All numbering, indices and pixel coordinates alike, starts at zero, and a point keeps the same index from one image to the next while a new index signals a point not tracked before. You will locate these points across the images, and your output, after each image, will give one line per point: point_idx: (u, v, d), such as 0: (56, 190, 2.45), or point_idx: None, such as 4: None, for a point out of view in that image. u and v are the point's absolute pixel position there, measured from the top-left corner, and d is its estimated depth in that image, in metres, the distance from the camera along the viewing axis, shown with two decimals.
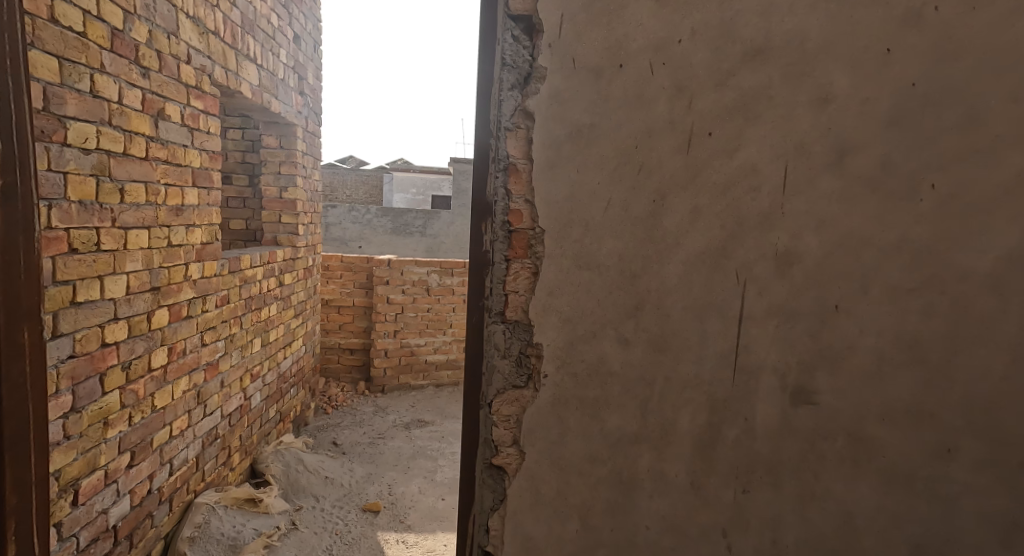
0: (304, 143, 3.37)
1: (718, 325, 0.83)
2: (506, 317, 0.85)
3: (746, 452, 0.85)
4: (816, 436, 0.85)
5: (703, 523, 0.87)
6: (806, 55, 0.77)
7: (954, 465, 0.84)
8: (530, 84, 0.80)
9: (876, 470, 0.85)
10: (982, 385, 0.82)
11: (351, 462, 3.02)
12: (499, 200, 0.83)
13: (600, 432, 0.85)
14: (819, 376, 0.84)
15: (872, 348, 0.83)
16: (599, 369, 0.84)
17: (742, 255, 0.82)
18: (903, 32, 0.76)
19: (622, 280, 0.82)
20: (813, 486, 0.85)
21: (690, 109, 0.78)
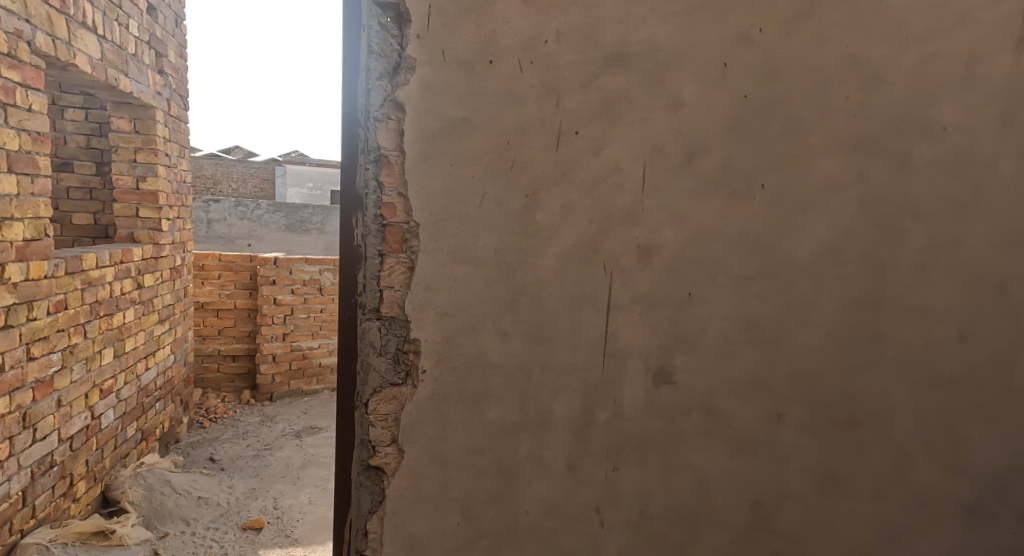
0: (167, 129, 3.01)
1: (590, 314, 0.89)
2: (382, 314, 0.84)
3: (616, 432, 0.92)
4: (676, 412, 0.94)
5: (579, 503, 0.92)
6: (659, 63, 0.84)
7: (785, 429, 0.97)
8: (400, 75, 0.78)
9: (725, 438, 0.95)
10: (805, 358, 0.96)
11: (230, 478, 2.77)
12: (370, 192, 0.81)
13: (480, 424, 0.86)
14: (678, 358, 0.92)
15: (720, 330, 0.93)
16: (479, 361, 0.85)
17: (609, 248, 0.88)
18: (737, 49, 0.85)
19: (499, 273, 0.84)
20: (673, 458, 0.94)
21: (558, 108, 0.82)
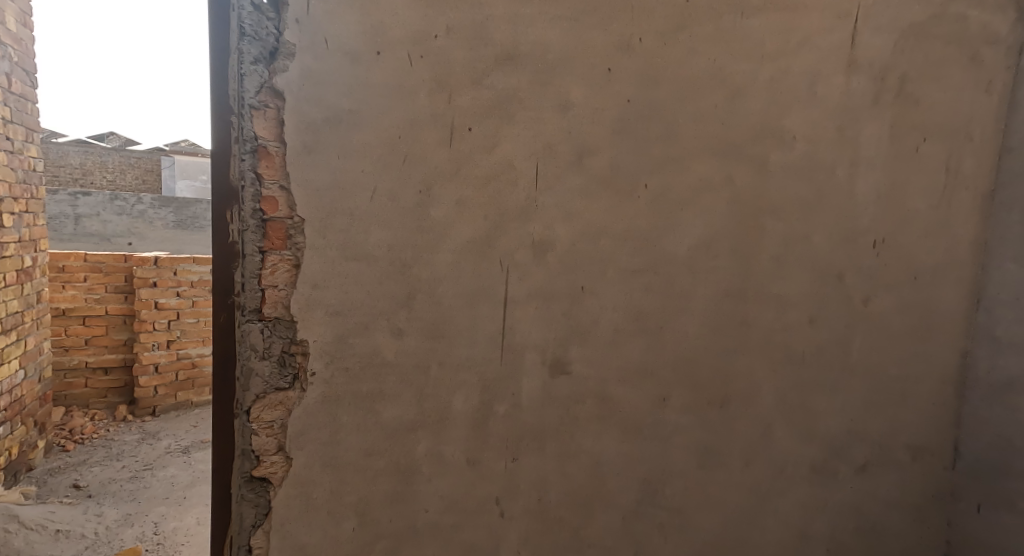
0: (6, 108, 2.59)
1: (487, 310, 0.91)
2: (263, 314, 0.79)
3: (515, 423, 0.95)
4: (571, 400, 0.99)
5: (479, 496, 0.94)
6: (547, 65, 0.88)
7: (667, 409, 1.08)
8: (278, 60, 0.74)
9: (615, 422, 1.03)
10: (685, 344, 1.07)
11: (99, 505, 2.46)
12: (247, 184, 0.76)
13: (377, 424, 0.86)
14: (572, 348, 0.98)
15: (611, 321, 1.00)
16: (374, 360, 0.84)
17: (504, 244, 0.90)
18: (619, 56, 0.93)
19: (393, 270, 0.84)
20: (569, 445, 1.00)
21: (450, 104, 0.83)
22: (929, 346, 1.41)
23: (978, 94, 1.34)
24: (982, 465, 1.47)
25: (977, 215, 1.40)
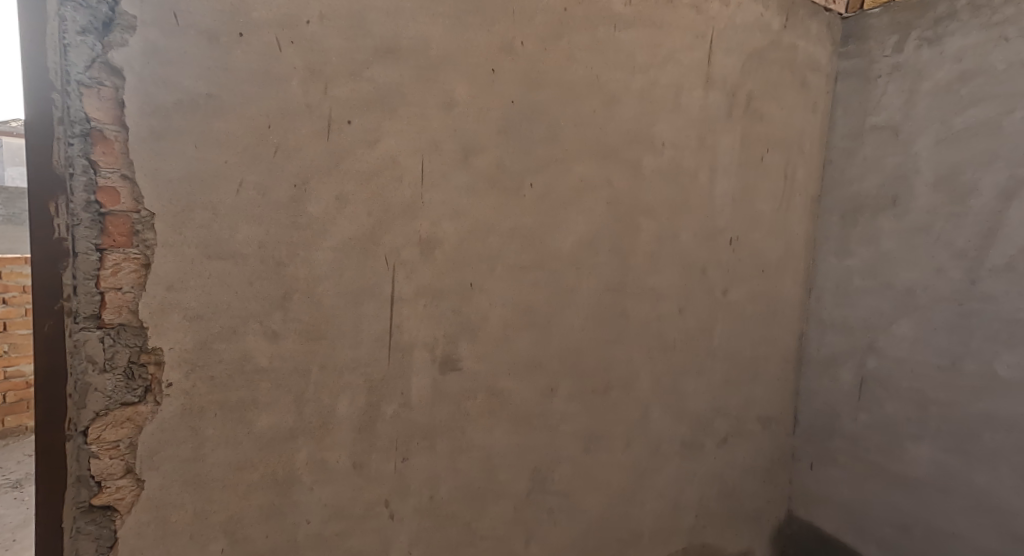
0: None
1: (373, 308, 0.89)
2: (103, 321, 0.69)
3: (404, 422, 0.96)
4: (461, 397, 1.03)
5: (367, 500, 0.93)
6: (430, 61, 0.90)
7: (556, 401, 1.20)
8: (114, 33, 0.66)
9: (508, 416, 1.12)
10: (571, 335, 1.21)
11: None
12: (77, 174, 0.66)
13: (249, 435, 0.80)
14: (462, 344, 1.02)
15: (499, 316, 1.07)
16: (244, 366, 0.78)
17: (389, 241, 0.89)
18: (503, 58, 0.99)
19: (265, 268, 0.78)
20: (460, 441, 1.04)
21: (326, 95, 0.80)
22: (774, 327, 1.72)
23: (806, 114, 1.67)
24: (814, 427, 1.81)
25: (808, 218, 1.75)
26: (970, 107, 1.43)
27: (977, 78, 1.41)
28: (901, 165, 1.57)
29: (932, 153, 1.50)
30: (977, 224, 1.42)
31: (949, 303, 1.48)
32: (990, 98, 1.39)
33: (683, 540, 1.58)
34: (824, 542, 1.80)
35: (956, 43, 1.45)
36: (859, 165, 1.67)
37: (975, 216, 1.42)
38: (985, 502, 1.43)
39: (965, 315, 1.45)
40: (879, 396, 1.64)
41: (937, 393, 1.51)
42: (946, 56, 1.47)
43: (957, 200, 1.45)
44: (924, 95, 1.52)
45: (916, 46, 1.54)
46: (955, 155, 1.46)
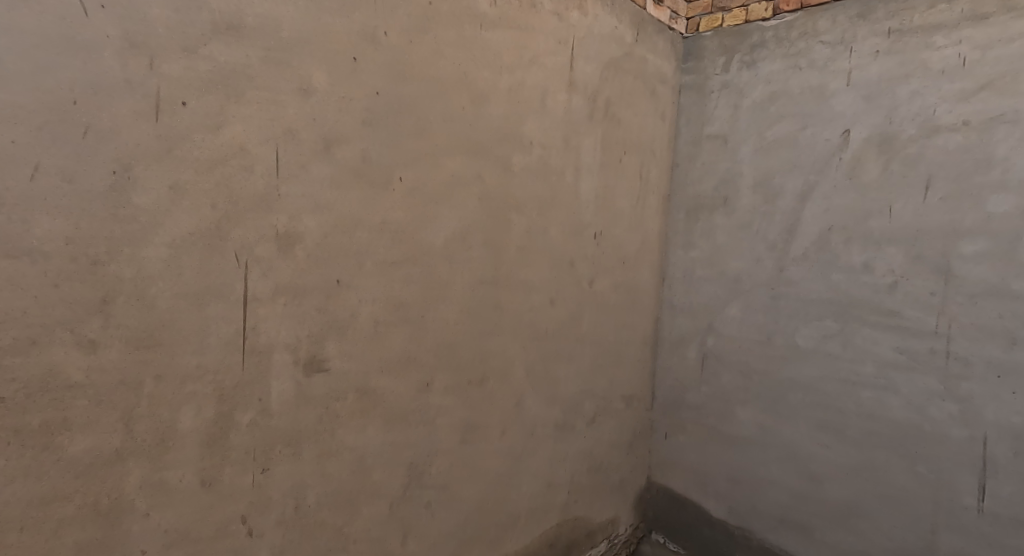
0: None
1: (220, 310, 0.82)
2: None
3: (262, 431, 0.90)
4: (329, 399, 1.01)
5: (219, 519, 0.87)
6: (281, 44, 0.85)
7: (431, 395, 1.22)
8: None
9: (380, 414, 1.11)
10: (445, 330, 1.23)
11: None
12: None
13: (58, 464, 0.69)
14: (328, 344, 0.99)
15: (370, 313, 1.06)
16: (50, 383, 0.67)
17: (239, 236, 0.83)
18: (364, 47, 0.97)
19: (76, 268, 0.68)
20: (328, 445, 1.02)
21: (152, 71, 0.72)
22: (634, 313, 1.90)
23: (656, 121, 1.86)
24: (667, 401, 2.04)
25: (660, 214, 1.95)
26: (777, 122, 1.71)
27: (781, 99, 1.70)
28: (729, 169, 1.83)
29: (751, 160, 1.77)
30: (783, 221, 1.70)
31: (765, 287, 1.76)
32: (790, 116, 1.68)
33: (556, 517, 1.68)
34: (675, 501, 2.05)
35: (766, 68, 1.73)
36: (699, 169, 1.91)
37: (781, 214, 1.71)
38: (791, 451, 1.73)
39: (776, 297, 1.73)
40: (716, 369, 1.90)
41: (757, 363, 1.79)
42: (759, 79, 1.75)
43: (768, 201, 1.73)
44: (744, 110, 1.78)
45: (738, 68, 1.80)
46: (767, 162, 1.73)
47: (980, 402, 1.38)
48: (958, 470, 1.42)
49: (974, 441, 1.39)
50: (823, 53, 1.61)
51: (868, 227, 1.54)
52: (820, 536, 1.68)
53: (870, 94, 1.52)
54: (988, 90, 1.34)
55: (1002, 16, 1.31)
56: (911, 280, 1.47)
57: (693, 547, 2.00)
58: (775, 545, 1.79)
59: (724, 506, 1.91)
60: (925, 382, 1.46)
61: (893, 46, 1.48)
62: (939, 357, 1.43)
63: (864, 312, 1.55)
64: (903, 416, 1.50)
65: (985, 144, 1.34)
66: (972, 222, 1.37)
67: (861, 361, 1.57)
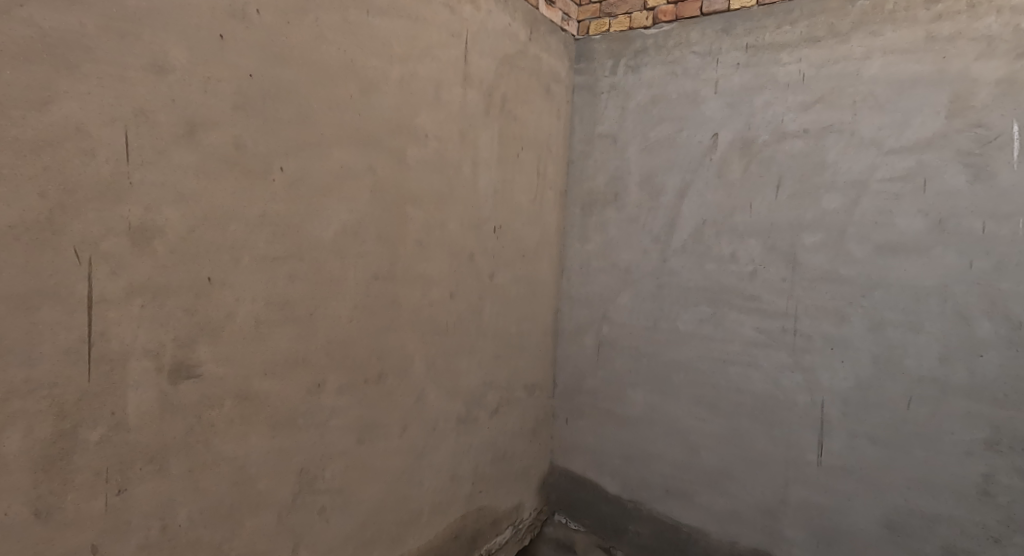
0: None
1: (57, 313, 0.72)
2: None
3: (117, 448, 0.81)
4: (201, 407, 0.92)
5: (63, 551, 0.76)
6: (127, 13, 0.76)
7: (323, 396, 1.16)
8: None
9: (264, 420, 1.04)
10: (337, 328, 1.18)
11: None
12: None
13: None
14: (199, 348, 0.91)
15: (248, 312, 0.98)
16: None
17: (79, 229, 0.73)
18: (232, 25, 0.90)
19: None
20: (201, 457, 0.93)
21: None
22: (534, 305, 1.96)
23: (551, 119, 1.92)
24: (567, 387, 2.14)
25: (557, 209, 2.03)
26: (658, 124, 1.85)
27: (661, 102, 1.84)
28: (619, 167, 1.95)
29: (637, 159, 1.90)
30: (665, 215, 1.85)
31: (650, 277, 1.90)
32: (669, 119, 1.82)
33: (461, 509, 1.69)
34: (576, 482, 2.16)
35: (648, 73, 1.86)
36: (592, 165, 2.01)
37: (663, 209, 1.85)
38: (674, 426, 1.90)
39: (660, 285, 1.88)
40: (610, 355, 2.02)
41: (645, 347, 1.94)
42: (642, 83, 1.88)
43: (652, 197, 1.87)
44: (630, 112, 1.91)
45: (624, 71, 1.92)
46: (650, 161, 1.87)
47: (819, 371, 1.60)
48: (804, 431, 1.64)
49: (815, 405, 1.62)
50: (695, 62, 1.76)
51: (733, 221, 1.72)
52: (699, 501, 1.86)
53: (733, 101, 1.70)
54: (821, 103, 1.55)
55: (831, 39, 1.53)
56: (767, 267, 1.67)
57: (592, 524, 2.12)
58: (662, 513, 1.95)
59: (618, 482, 2.05)
60: (779, 356, 1.67)
61: (750, 60, 1.66)
62: (789, 334, 1.65)
63: (732, 297, 1.74)
64: (763, 387, 1.71)
65: (820, 149, 1.56)
66: (811, 216, 1.59)
67: (729, 341, 1.76)
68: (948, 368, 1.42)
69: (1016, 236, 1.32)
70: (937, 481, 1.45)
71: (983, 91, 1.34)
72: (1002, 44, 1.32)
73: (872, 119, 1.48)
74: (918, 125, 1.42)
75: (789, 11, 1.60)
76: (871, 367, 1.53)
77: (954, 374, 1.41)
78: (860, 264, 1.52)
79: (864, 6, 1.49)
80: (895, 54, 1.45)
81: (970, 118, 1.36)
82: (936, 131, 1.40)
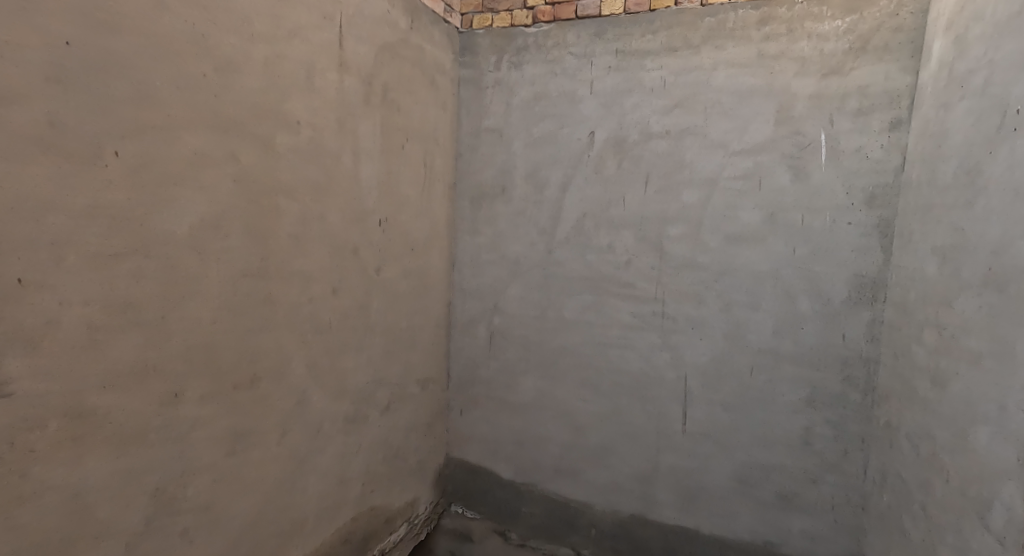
0: None
1: None
2: None
3: None
4: (16, 431, 0.79)
5: None
6: None
7: (182, 406, 1.05)
8: None
9: (105, 439, 0.92)
10: (197, 331, 1.07)
11: None
12: None
13: None
14: (10, 361, 0.77)
15: (79, 317, 0.86)
16: None
17: None
18: None
19: None
20: (18, 488, 0.80)
21: None
22: (425, 298, 1.95)
23: (437, 111, 1.91)
24: (462, 379, 2.16)
25: (446, 201, 2.03)
26: (541, 120, 1.92)
27: (543, 100, 1.91)
28: (505, 161, 1.99)
29: (522, 154, 1.96)
30: (549, 208, 1.93)
31: (537, 268, 1.98)
32: (551, 116, 1.90)
33: (351, 511, 1.64)
34: (471, 472, 2.19)
35: (530, 70, 1.92)
36: (480, 159, 2.03)
37: (547, 203, 1.94)
38: (561, 408, 2.00)
39: (546, 276, 1.97)
40: (502, 344, 2.07)
41: (534, 336, 2.01)
42: (524, 79, 1.93)
43: (537, 190, 1.95)
44: (515, 107, 1.96)
45: (507, 67, 1.96)
46: (534, 156, 1.94)
47: (683, 349, 1.79)
48: (671, 403, 1.83)
49: (680, 379, 1.81)
50: (572, 63, 1.86)
51: (610, 214, 1.85)
52: (585, 477, 1.99)
53: (607, 102, 1.82)
54: (680, 107, 1.72)
55: (686, 50, 1.70)
56: (639, 257, 1.82)
57: (487, 511, 2.17)
58: (552, 492, 2.05)
59: (512, 467, 2.11)
60: (650, 337, 1.84)
61: (620, 64, 1.79)
62: (659, 317, 1.82)
63: (610, 285, 1.87)
64: (637, 367, 1.86)
65: (679, 149, 1.73)
66: (674, 209, 1.76)
67: (609, 325, 1.89)
68: (780, 340, 1.67)
69: (826, 226, 1.58)
70: (773, 437, 1.70)
71: (801, 104, 1.59)
72: (814, 65, 1.57)
73: (720, 124, 1.68)
74: (755, 130, 1.64)
75: (651, 21, 1.74)
76: (723, 343, 1.74)
77: (785, 344, 1.66)
78: (713, 252, 1.72)
79: (711, 23, 1.67)
80: (736, 68, 1.65)
81: (792, 126, 1.60)
82: (768, 137, 1.63)
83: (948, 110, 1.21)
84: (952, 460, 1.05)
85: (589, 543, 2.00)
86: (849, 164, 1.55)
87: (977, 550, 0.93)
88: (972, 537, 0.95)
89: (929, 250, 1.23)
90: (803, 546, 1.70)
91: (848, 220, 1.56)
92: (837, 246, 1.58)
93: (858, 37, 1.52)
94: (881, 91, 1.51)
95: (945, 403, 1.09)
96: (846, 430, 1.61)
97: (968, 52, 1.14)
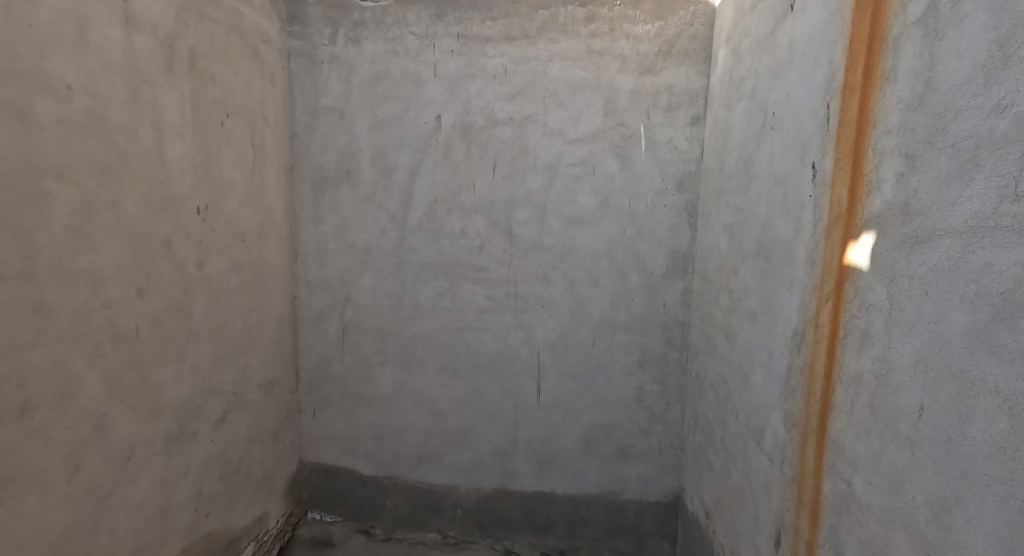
0: None
1: None
2: None
3: None
4: None
5: None
6: None
7: None
8: None
9: None
10: None
11: None
12: None
13: None
14: None
15: None
16: None
17: None
18: None
19: None
20: None
21: None
22: (263, 294, 1.76)
23: (264, 85, 1.71)
24: (313, 378, 2.01)
25: (282, 186, 1.84)
26: (384, 102, 1.83)
27: (385, 79, 1.82)
28: (348, 144, 1.87)
29: (366, 135, 1.85)
30: (399, 194, 1.87)
31: (390, 255, 1.91)
32: (394, 98, 1.83)
33: (181, 542, 1.43)
34: (329, 474, 2.07)
35: (369, 47, 1.82)
36: (319, 141, 1.88)
37: (396, 188, 1.87)
38: (421, 397, 1.98)
39: (399, 263, 1.91)
40: (355, 337, 1.97)
41: (390, 326, 1.95)
42: (364, 56, 1.82)
43: (385, 175, 1.87)
44: (355, 86, 1.84)
45: (344, 42, 1.82)
46: (380, 139, 1.85)
47: (534, 327, 1.89)
48: (526, 379, 1.93)
49: (533, 355, 1.91)
50: (414, 43, 1.80)
51: (460, 199, 1.85)
52: (447, 460, 2.01)
53: (451, 86, 1.81)
54: (521, 95, 1.79)
55: (524, 40, 1.77)
56: (491, 241, 1.86)
57: (348, 511, 2.06)
58: (415, 481, 2.03)
59: (372, 462, 2.04)
60: (504, 318, 1.90)
61: (461, 49, 1.79)
62: (511, 298, 1.89)
63: (463, 270, 1.89)
64: (493, 348, 1.92)
65: (522, 136, 1.80)
66: (521, 194, 1.83)
67: (464, 310, 1.91)
68: (615, 312, 1.85)
69: (648, 209, 1.79)
70: (612, 399, 1.90)
71: (624, 98, 1.76)
72: (632, 63, 1.74)
73: (556, 113, 1.78)
74: (587, 120, 1.77)
75: (490, 9, 1.77)
76: (569, 318, 1.87)
77: (619, 315, 1.85)
78: (557, 235, 1.84)
79: (544, 16, 1.75)
80: (568, 61, 1.76)
81: (617, 118, 1.76)
82: (598, 127, 1.77)
83: (730, 109, 1.44)
84: (740, 400, 1.27)
85: (454, 523, 2.03)
86: (662, 153, 1.76)
87: (758, 470, 1.16)
88: (754, 459, 1.18)
89: (721, 228, 1.47)
90: (639, 490, 1.94)
91: (664, 203, 1.78)
92: (657, 226, 1.79)
93: (665, 41, 1.73)
94: (683, 91, 1.74)
95: (735, 353, 1.31)
96: (668, 385, 1.87)
97: (742, 61, 1.37)
